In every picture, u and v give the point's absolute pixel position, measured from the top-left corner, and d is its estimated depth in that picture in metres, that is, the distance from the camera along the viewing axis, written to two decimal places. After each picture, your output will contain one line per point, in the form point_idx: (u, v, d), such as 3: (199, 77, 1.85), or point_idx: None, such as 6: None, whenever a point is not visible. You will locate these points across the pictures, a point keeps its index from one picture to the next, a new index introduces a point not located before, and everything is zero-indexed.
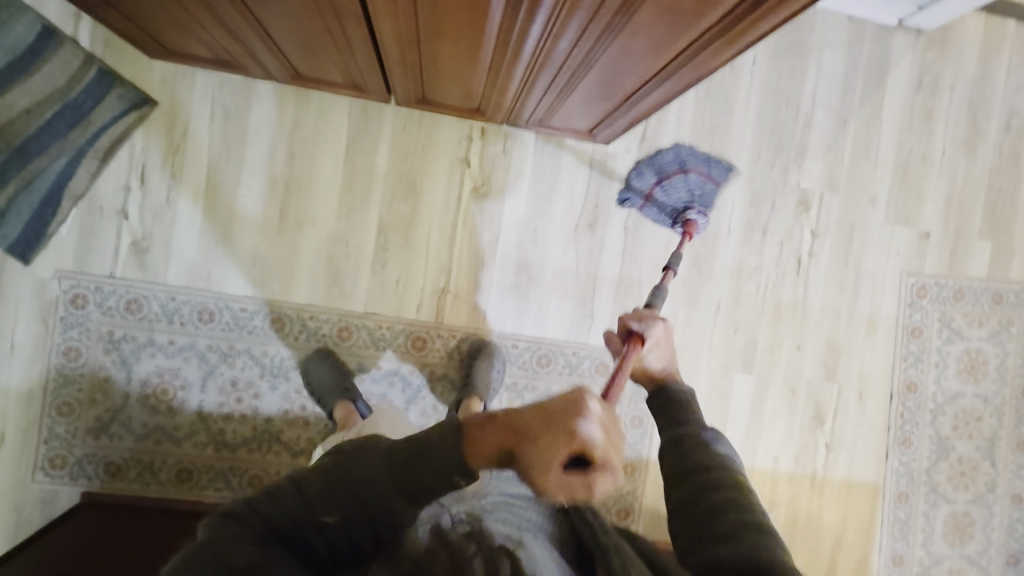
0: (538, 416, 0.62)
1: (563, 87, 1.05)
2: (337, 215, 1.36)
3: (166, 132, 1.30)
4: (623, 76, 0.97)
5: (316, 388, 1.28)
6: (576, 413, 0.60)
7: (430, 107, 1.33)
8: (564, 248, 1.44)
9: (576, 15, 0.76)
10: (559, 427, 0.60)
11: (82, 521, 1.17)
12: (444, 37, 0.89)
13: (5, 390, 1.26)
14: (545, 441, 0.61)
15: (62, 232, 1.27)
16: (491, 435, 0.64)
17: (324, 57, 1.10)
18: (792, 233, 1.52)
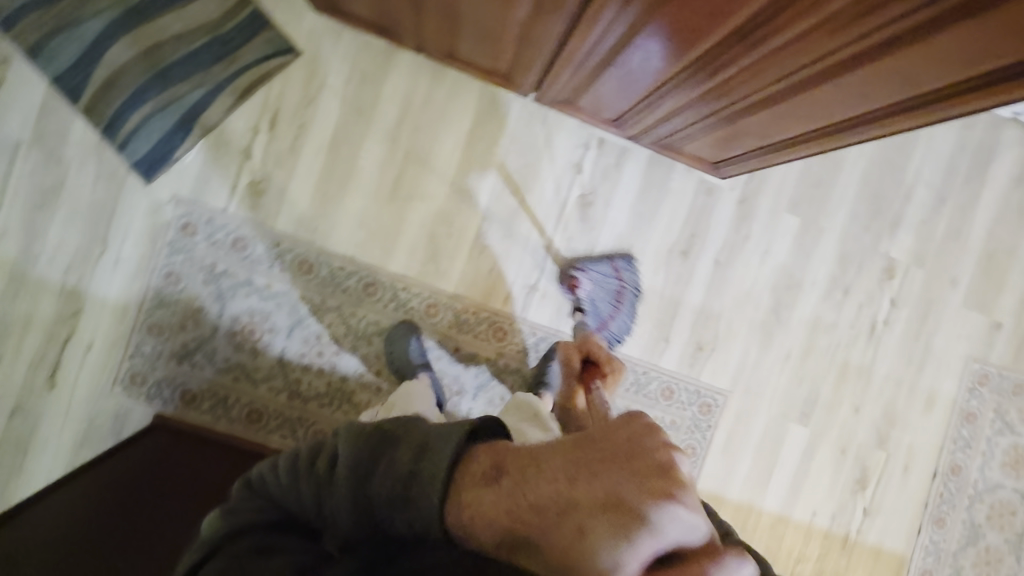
0: (566, 459, 0.52)
1: (718, 118, 1.11)
2: (447, 195, 1.39)
3: (303, 83, 1.33)
4: (781, 122, 1.03)
5: (396, 360, 1.33)
6: (617, 445, 0.52)
7: (565, 108, 1.37)
8: (655, 269, 1.46)
9: (786, 56, 0.82)
10: (595, 458, 0.52)
11: (156, 442, 1.21)
12: (638, 49, 0.95)
13: (103, 300, 1.28)
14: (580, 488, 0.50)
15: (186, 160, 1.30)
16: (504, 494, 0.52)
17: (487, 45, 1.14)
18: (872, 298, 1.55)
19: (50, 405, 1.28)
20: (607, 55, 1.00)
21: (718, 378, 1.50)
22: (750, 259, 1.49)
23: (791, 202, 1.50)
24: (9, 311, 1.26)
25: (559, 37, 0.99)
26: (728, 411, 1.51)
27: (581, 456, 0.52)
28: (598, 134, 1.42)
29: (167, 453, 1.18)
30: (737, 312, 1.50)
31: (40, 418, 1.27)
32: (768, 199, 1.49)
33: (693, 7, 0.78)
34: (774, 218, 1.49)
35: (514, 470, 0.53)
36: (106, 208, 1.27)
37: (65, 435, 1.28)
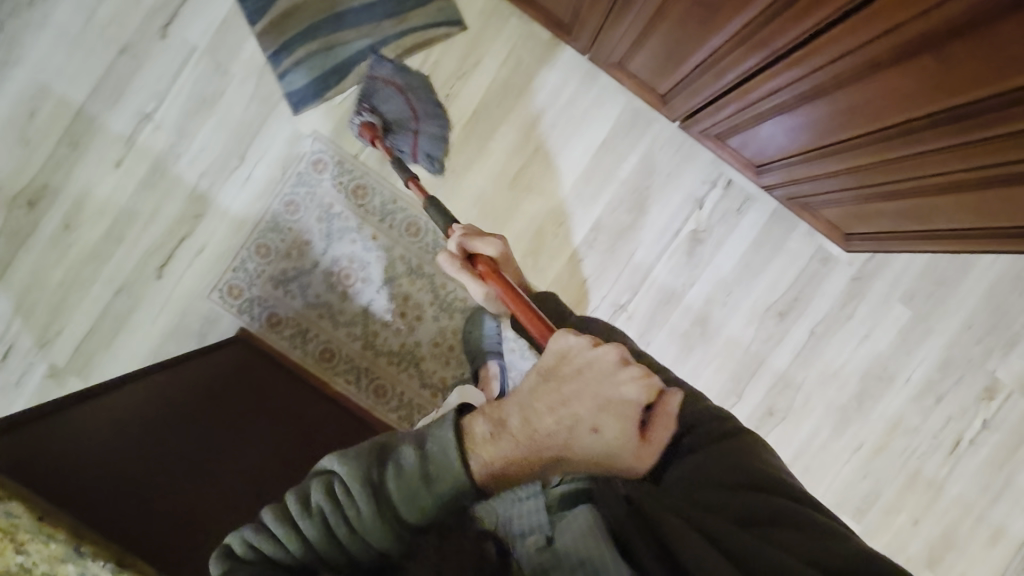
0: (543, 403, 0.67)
1: (879, 197, 1.11)
2: (563, 196, 1.39)
3: (460, 56, 1.36)
4: (941, 214, 1.04)
5: (472, 342, 1.34)
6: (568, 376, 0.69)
7: (707, 144, 1.38)
8: (746, 323, 1.43)
9: (998, 154, 0.83)
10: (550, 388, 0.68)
11: (230, 356, 1.28)
12: (838, 107, 0.95)
13: (225, 211, 1.35)
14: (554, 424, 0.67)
15: (335, 101, 1.35)
16: (509, 446, 0.64)
17: (667, 64, 1.16)
18: (964, 413, 1.47)
19: (153, 293, 1.35)
20: (785, 105, 1.03)
21: (781, 449, 1.45)
22: (848, 338, 1.44)
23: (905, 294, 1.44)
24: (142, 197, 1.34)
25: (753, 72, 1.01)
26: None
27: (558, 396, 0.68)
28: (728, 175, 1.40)
29: (229, 374, 1.22)
30: (818, 388, 1.44)
31: (141, 302, 1.35)
32: (883, 283, 1.43)
33: (932, 78, 0.79)
34: (884, 304, 1.43)
35: (511, 427, 0.66)
36: (253, 126, 1.34)
37: (158, 324, 1.36)
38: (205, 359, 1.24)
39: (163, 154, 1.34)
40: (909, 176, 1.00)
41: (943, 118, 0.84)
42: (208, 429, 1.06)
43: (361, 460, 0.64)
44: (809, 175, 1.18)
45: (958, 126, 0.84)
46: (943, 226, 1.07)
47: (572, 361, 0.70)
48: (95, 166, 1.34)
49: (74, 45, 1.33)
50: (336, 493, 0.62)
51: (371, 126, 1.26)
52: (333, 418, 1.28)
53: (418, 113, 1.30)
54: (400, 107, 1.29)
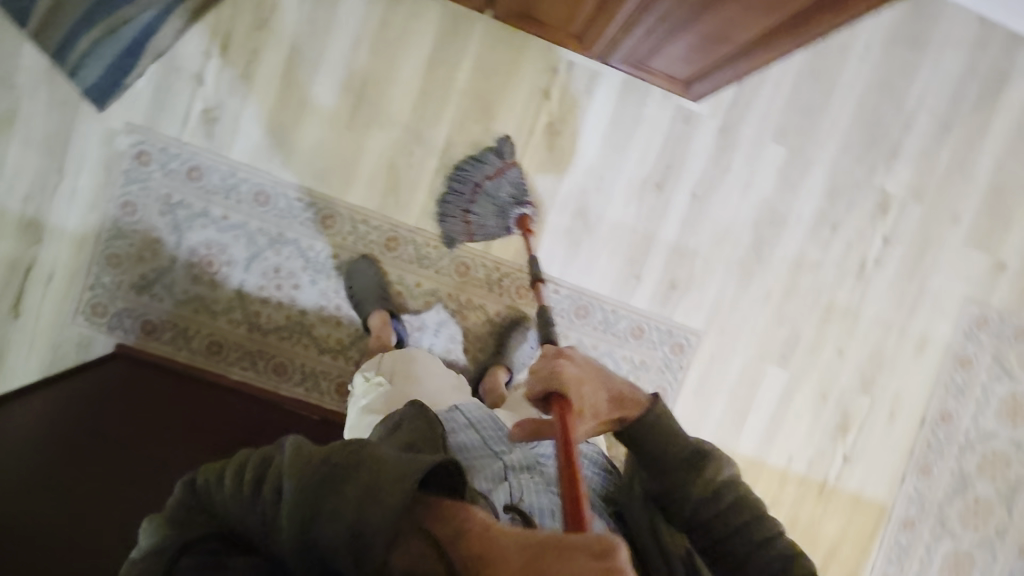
0: (538, 554, 0.53)
1: (683, 18, 1.02)
2: (407, 124, 1.33)
3: (255, 4, 1.27)
4: (747, 18, 0.96)
5: (356, 293, 1.30)
6: (597, 557, 0.53)
7: (524, 27, 1.29)
8: (626, 203, 1.39)
9: None
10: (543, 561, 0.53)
11: (110, 371, 1.22)
12: None
13: (62, 231, 1.28)
14: (518, 555, 0.53)
15: (138, 86, 1.26)
16: (486, 546, 0.54)
17: None
18: (863, 235, 1.46)
19: (16, 334, 1.30)
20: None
21: (692, 318, 1.44)
22: (730, 192, 1.41)
23: (777, 131, 1.40)
24: None
25: None
26: (702, 352, 1.46)
27: (557, 542, 0.54)
28: (567, 57, 1.34)
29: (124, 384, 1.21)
30: (713, 250, 1.42)
31: (8, 347, 1.30)
32: (751, 127, 1.39)
33: None
34: (758, 148, 1.40)
35: (475, 540, 0.54)
36: (60, 135, 1.26)
37: (32, 364, 1.31)
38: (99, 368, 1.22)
39: None
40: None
41: None
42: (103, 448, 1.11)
43: (299, 466, 0.55)
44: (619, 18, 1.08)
45: None
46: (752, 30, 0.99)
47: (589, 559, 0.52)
48: None
49: None
50: (263, 470, 0.57)
51: (527, 218, 1.30)
52: (239, 413, 1.26)
53: (507, 173, 1.28)
54: (496, 226, 1.30)
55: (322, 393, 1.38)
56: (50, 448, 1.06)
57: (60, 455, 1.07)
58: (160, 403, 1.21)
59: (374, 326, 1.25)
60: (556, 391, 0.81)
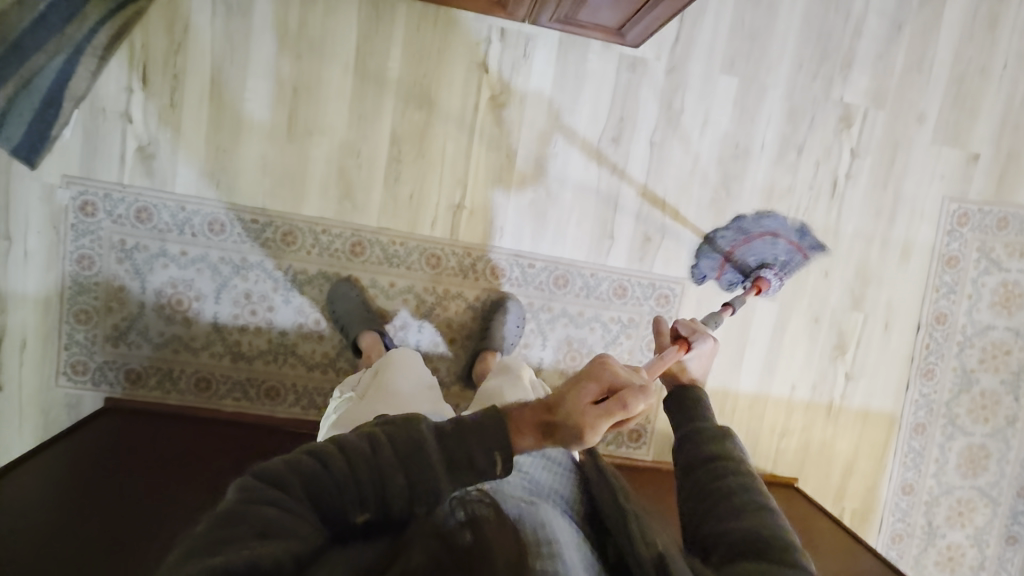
0: (568, 385, 0.71)
1: None
2: (348, 124, 1.29)
3: (166, 29, 1.22)
4: None
5: (341, 317, 1.27)
6: (600, 374, 0.71)
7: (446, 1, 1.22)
8: (585, 164, 1.36)
9: None
10: (585, 376, 0.71)
11: (101, 427, 1.22)
12: None
13: (24, 296, 1.26)
14: (566, 396, 0.70)
15: (66, 136, 1.22)
16: (531, 408, 0.69)
17: None
18: (830, 152, 1.43)
19: (4, 406, 1.29)
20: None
21: (672, 267, 1.43)
22: (689, 132, 1.37)
23: (726, 62, 1.36)
24: None
25: None
26: (688, 299, 1.44)
27: (576, 377, 0.71)
28: (498, 24, 1.29)
29: (124, 437, 1.21)
30: (682, 195, 1.40)
31: None
32: (698, 62, 1.35)
33: None
34: (708, 82, 1.36)
35: (536, 409, 0.69)
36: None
37: (27, 432, 1.30)
38: (96, 425, 1.22)
39: None
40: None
41: None
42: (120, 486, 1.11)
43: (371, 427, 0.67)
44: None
45: None
46: None
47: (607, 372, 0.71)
48: None
49: None
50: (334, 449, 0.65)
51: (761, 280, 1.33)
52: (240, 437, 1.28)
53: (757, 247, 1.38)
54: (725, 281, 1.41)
55: (319, 409, 1.37)
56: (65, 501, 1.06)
57: (81, 499, 1.07)
58: (162, 452, 1.21)
59: (365, 347, 1.22)
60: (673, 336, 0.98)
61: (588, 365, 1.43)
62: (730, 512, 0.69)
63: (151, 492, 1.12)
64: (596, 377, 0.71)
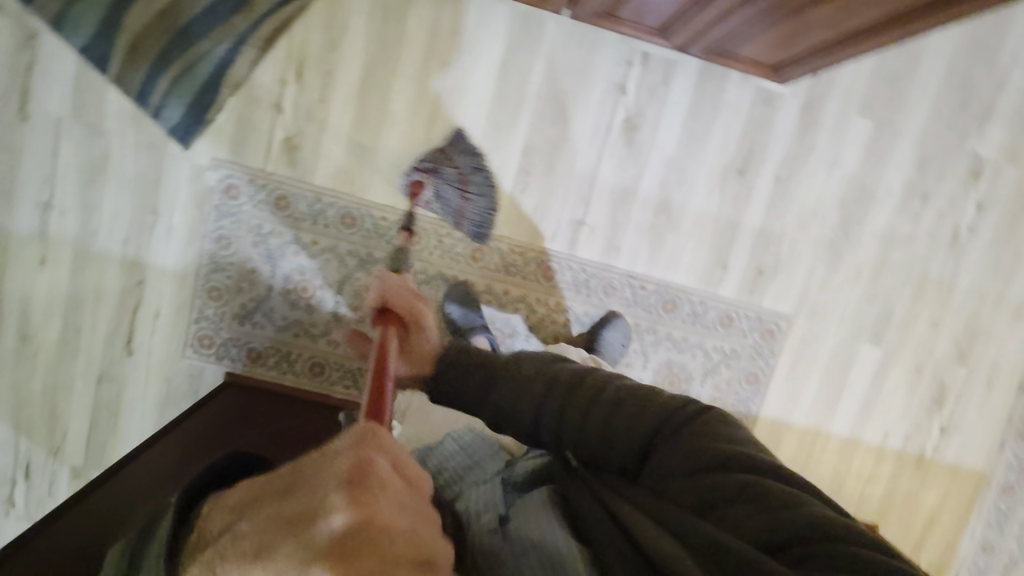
0: (278, 483, 0.41)
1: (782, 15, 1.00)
2: (483, 132, 1.32)
3: (325, 27, 1.26)
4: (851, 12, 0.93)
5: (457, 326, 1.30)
6: (341, 481, 0.38)
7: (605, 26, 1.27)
8: (708, 193, 1.37)
9: None
10: (315, 474, 0.39)
11: (226, 400, 1.27)
12: None
13: (162, 268, 1.32)
14: (274, 499, 0.39)
15: (221, 121, 1.27)
16: (235, 504, 0.42)
17: None
18: (955, 204, 1.41)
19: (132, 369, 1.36)
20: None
21: (781, 302, 1.43)
22: (815, 171, 1.37)
23: (862, 104, 1.35)
24: (81, 283, 1.32)
25: None
26: (792, 335, 1.45)
27: (289, 472, 0.41)
28: (642, 49, 1.30)
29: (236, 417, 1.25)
30: (800, 232, 1.40)
31: (126, 382, 1.36)
32: (835, 103, 1.35)
33: None
34: (842, 123, 1.35)
35: (247, 499, 0.42)
36: (153, 176, 1.29)
37: (150, 396, 1.37)
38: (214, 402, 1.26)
39: (80, 236, 1.30)
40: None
41: None
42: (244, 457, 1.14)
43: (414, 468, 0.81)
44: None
45: None
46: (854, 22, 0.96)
47: (325, 465, 0.40)
48: (22, 269, 1.30)
49: None
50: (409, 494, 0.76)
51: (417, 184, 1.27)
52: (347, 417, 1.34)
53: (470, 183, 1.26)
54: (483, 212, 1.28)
55: None
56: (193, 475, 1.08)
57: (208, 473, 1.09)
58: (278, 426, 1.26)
59: None
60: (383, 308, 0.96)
61: (685, 390, 1.45)
62: (681, 462, 0.60)
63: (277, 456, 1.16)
64: (310, 511, 0.36)
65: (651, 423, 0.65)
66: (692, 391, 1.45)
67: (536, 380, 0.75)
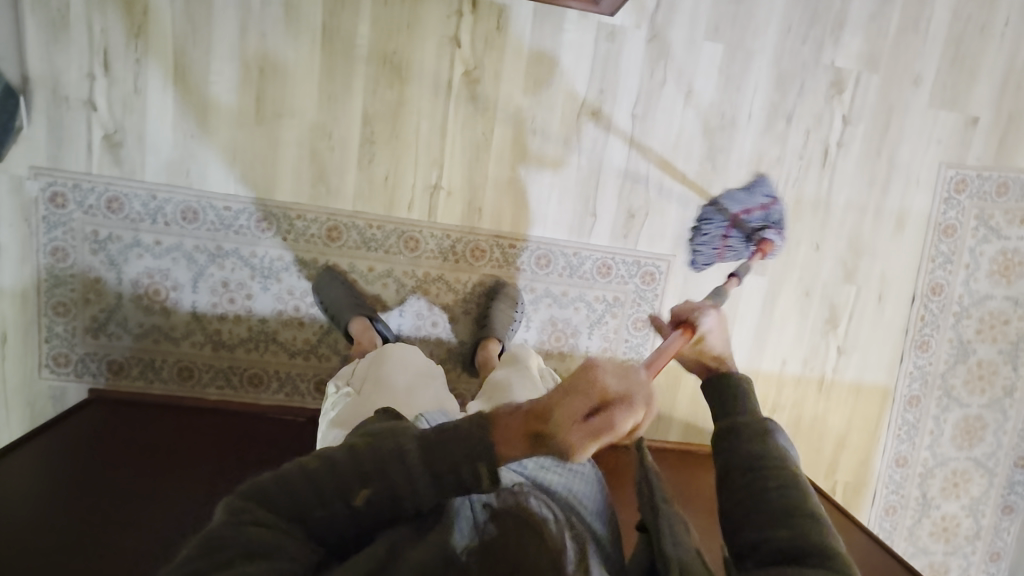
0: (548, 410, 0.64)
1: None
2: (317, 105, 1.25)
3: (125, 11, 1.18)
4: None
5: (329, 306, 1.26)
6: (599, 389, 0.65)
7: None
8: (565, 140, 1.32)
9: None
10: (572, 386, 0.65)
11: (105, 405, 1.28)
12: None
13: (0, 289, 1.26)
14: (558, 406, 0.64)
15: (32, 127, 1.20)
16: (513, 441, 0.65)
17: None
18: (820, 120, 1.37)
19: None
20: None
21: (657, 243, 1.39)
22: (671, 103, 1.32)
23: (710, 27, 1.30)
24: None
25: None
26: (675, 276, 1.41)
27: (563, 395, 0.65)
28: None
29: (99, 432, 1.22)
30: (667, 168, 1.35)
31: None
32: (681, 28, 1.29)
33: None
34: (691, 50, 1.30)
35: (513, 433, 0.65)
36: None
37: (14, 424, 1.31)
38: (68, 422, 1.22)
39: None
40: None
41: None
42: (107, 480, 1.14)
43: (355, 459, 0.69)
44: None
45: None
46: None
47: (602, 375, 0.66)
48: None
49: None
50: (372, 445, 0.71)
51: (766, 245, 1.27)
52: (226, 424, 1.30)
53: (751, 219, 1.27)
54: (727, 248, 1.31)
55: (302, 395, 1.37)
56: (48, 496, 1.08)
57: (67, 495, 1.10)
58: (154, 438, 1.24)
59: (357, 333, 1.22)
60: (684, 319, 0.94)
61: (573, 346, 1.41)
62: (761, 525, 0.72)
63: (140, 489, 1.14)
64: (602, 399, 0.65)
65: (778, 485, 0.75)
66: (580, 345, 1.42)
67: (759, 455, 0.78)
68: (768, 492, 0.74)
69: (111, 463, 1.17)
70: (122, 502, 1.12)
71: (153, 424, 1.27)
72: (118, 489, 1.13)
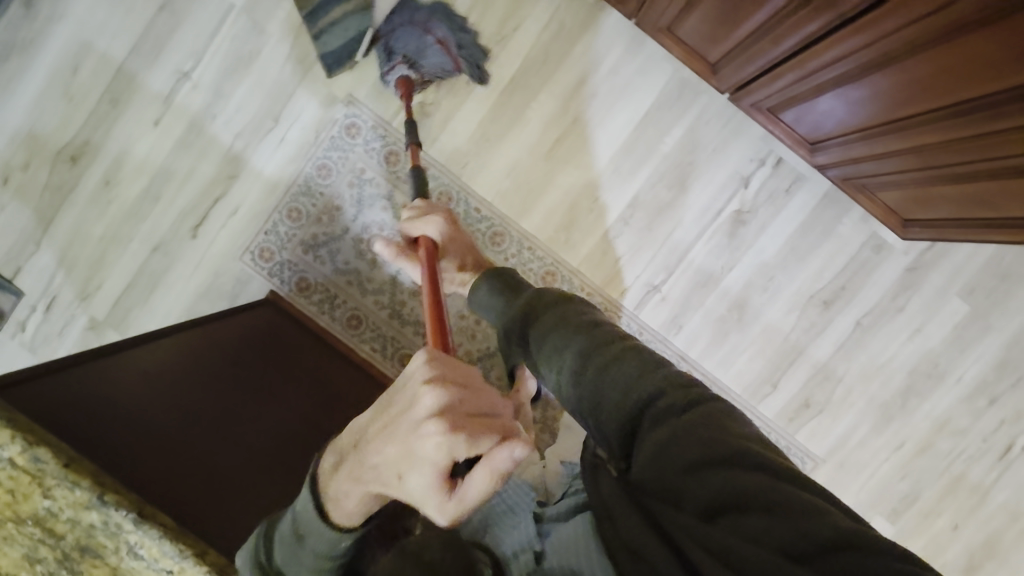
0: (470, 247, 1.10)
1: (898, 181, 1.10)
2: (600, 170, 1.34)
3: (500, 20, 1.31)
4: (963, 205, 1.04)
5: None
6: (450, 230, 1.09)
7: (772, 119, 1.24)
8: (787, 311, 1.36)
9: (994, 145, 0.87)
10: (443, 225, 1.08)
11: (265, 316, 1.27)
12: (858, 85, 0.96)
13: (258, 173, 1.35)
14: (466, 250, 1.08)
15: (371, 65, 1.32)
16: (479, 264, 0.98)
17: (720, 46, 1.12)
18: (1018, 418, 1.37)
19: (188, 252, 1.37)
20: (849, 73, 0.95)
21: (814, 443, 1.40)
22: (896, 332, 1.35)
23: (963, 287, 1.34)
24: (181, 155, 1.35)
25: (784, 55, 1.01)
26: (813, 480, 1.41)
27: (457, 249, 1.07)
28: (778, 153, 1.32)
29: (206, 354, 1.05)
30: (860, 383, 1.37)
31: (178, 261, 1.37)
32: (939, 275, 1.34)
33: (950, 62, 0.81)
34: (938, 298, 1.34)
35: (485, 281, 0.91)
36: (287, 87, 1.32)
37: (191, 284, 1.38)
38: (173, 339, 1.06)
39: (199, 114, 1.33)
40: (981, 153, 0.90)
41: (955, 106, 0.87)
42: (253, 391, 1.05)
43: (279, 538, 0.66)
44: (870, 143, 1.05)
45: (952, 123, 0.89)
46: (951, 213, 1.08)
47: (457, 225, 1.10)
48: (136, 122, 1.34)
49: (112, 0, 1.32)
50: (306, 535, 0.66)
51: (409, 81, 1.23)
52: (364, 382, 1.27)
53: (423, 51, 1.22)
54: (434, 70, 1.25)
55: None
56: (199, 381, 0.99)
57: (218, 389, 1.01)
58: (302, 369, 1.19)
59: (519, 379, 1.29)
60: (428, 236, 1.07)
61: None
62: (694, 435, 0.49)
63: (284, 411, 1.06)
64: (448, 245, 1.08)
65: (681, 401, 0.54)
66: None
67: (607, 364, 0.61)
68: (700, 413, 0.52)
69: (258, 375, 1.09)
70: (267, 419, 1.03)
71: (302, 356, 1.22)
72: (263, 403, 1.05)
